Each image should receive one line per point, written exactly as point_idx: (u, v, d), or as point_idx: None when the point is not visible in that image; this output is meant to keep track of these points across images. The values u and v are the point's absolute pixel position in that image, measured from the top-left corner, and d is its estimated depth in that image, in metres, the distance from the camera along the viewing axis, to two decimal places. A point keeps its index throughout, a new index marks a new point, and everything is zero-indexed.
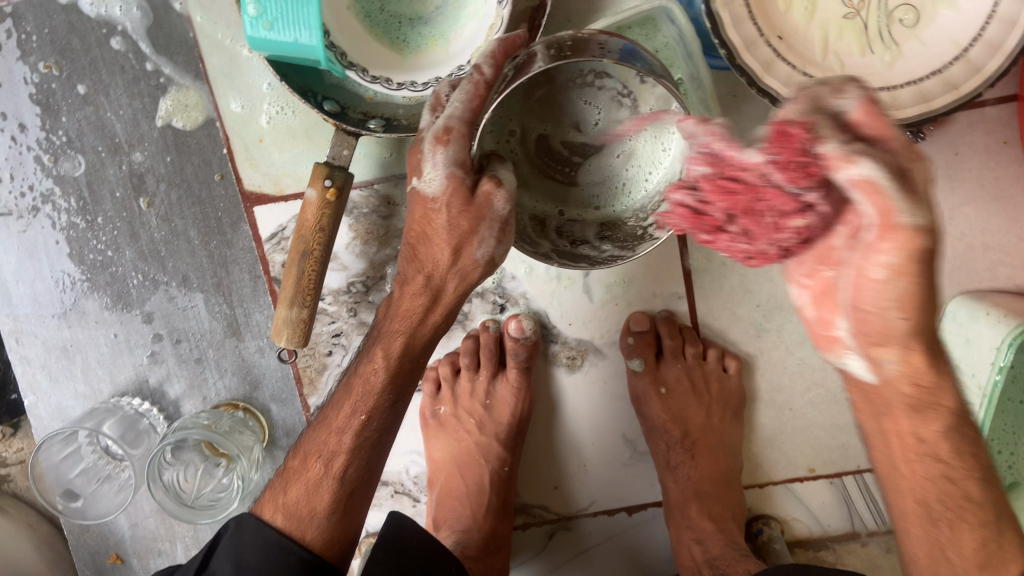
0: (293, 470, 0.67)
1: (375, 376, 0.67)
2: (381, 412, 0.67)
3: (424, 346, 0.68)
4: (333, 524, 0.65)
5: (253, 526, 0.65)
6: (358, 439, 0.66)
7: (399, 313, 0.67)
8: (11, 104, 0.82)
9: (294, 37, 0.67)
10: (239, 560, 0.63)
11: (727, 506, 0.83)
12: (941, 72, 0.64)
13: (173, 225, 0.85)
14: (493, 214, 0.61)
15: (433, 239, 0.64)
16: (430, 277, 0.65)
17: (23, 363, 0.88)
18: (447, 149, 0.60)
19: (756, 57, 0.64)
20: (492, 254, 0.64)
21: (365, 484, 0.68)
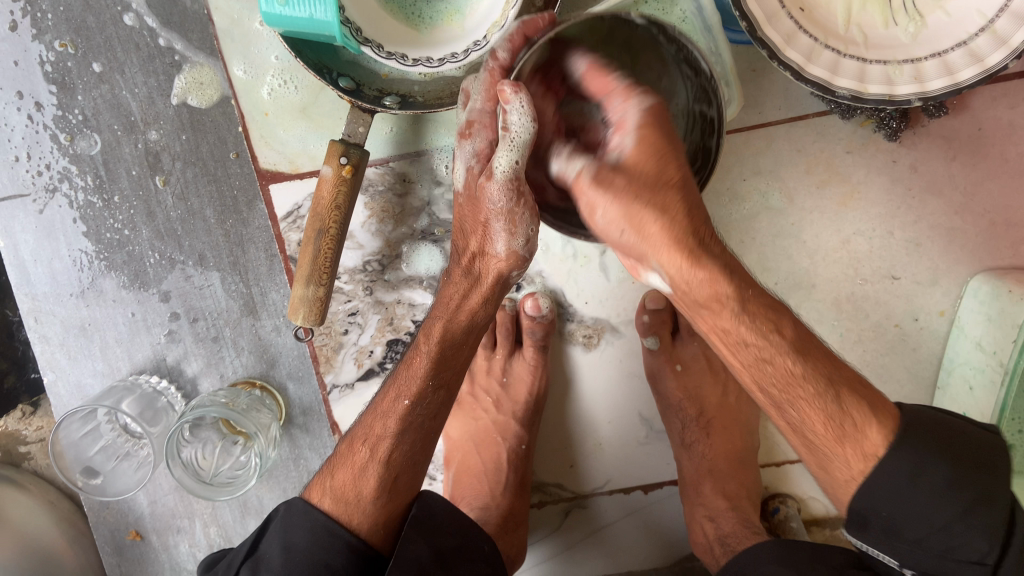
0: (340, 455, 0.68)
1: (418, 362, 0.68)
2: (424, 396, 0.68)
3: (464, 330, 0.70)
4: (379, 508, 0.65)
5: (301, 510, 0.65)
6: (403, 423, 0.67)
7: (446, 303, 0.70)
8: (27, 83, 0.82)
9: (308, 13, 0.67)
10: (287, 543, 0.64)
11: (743, 484, 0.83)
12: (967, 43, 0.62)
13: (189, 203, 0.85)
14: (493, 206, 0.66)
15: (467, 232, 0.69)
16: (467, 264, 0.70)
17: (42, 341, 0.88)
18: (470, 142, 0.67)
19: (777, 29, 0.63)
20: (511, 248, 0.68)
21: (410, 466, 0.68)
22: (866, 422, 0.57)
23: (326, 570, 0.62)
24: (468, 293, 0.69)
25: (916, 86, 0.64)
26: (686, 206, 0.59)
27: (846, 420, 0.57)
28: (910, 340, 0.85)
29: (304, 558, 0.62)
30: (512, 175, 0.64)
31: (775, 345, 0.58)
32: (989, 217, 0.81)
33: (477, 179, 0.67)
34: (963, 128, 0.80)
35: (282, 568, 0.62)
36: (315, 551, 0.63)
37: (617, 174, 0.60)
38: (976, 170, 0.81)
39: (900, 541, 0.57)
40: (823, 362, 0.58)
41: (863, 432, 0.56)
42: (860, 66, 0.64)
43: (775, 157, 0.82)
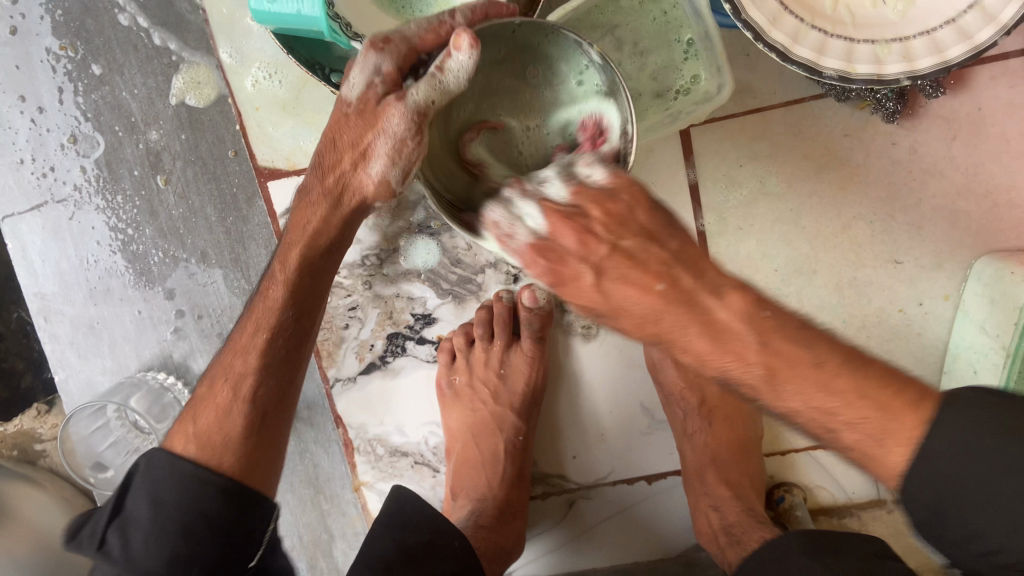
0: (201, 397, 0.66)
1: (275, 292, 0.67)
2: (286, 328, 0.66)
3: (323, 255, 0.68)
4: (249, 448, 0.63)
5: (164, 461, 0.61)
6: (263, 359, 0.65)
7: (303, 226, 0.68)
8: (30, 86, 0.84)
9: (296, 9, 0.67)
10: (155, 497, 0.59)
11: (745, 473, 0.82)
12: (955, 20, 0.61)
13: (190, 202, 0.86)
14: (388, 127, 0.63)
15: (339, 146, 0.66)
16: (331, 182, 0.67)
17: (52, 340, 0.90)
18: (378, 57, 0.61)
19: (762, 11, 0.62)
20: (385, 176, 0.66)
21: (275, 404, 0.66)
22: (873, 447, 0.49)
23: (200, 519, 0.58)
24: (326, 217, 0.67)
25: (906, 66, 0.63)
26: (647, 257, 0.50)
27: (832, 419, 0.49)
28: (916, 325, 0.83)
29: (173, 511, 0.58)
30: (422, 107, 0.61)
31: (753, 372, 0.49)
32: (992, 198, 0.80)
33: (379, 99, 0.63)
34: (962, 108, 0.79)
35: (152, 524, 0.58)
36: (186, 500, 0.59)
37: (598, 234, 0.50)
38: (977, 150, 0.79)
39: (963, 550, 0.47)
40: (807, 381, 0.49)
41: (879, 458, 0.49)
42: (848, 46, 0.63)
43: (771, 141, 0.81)
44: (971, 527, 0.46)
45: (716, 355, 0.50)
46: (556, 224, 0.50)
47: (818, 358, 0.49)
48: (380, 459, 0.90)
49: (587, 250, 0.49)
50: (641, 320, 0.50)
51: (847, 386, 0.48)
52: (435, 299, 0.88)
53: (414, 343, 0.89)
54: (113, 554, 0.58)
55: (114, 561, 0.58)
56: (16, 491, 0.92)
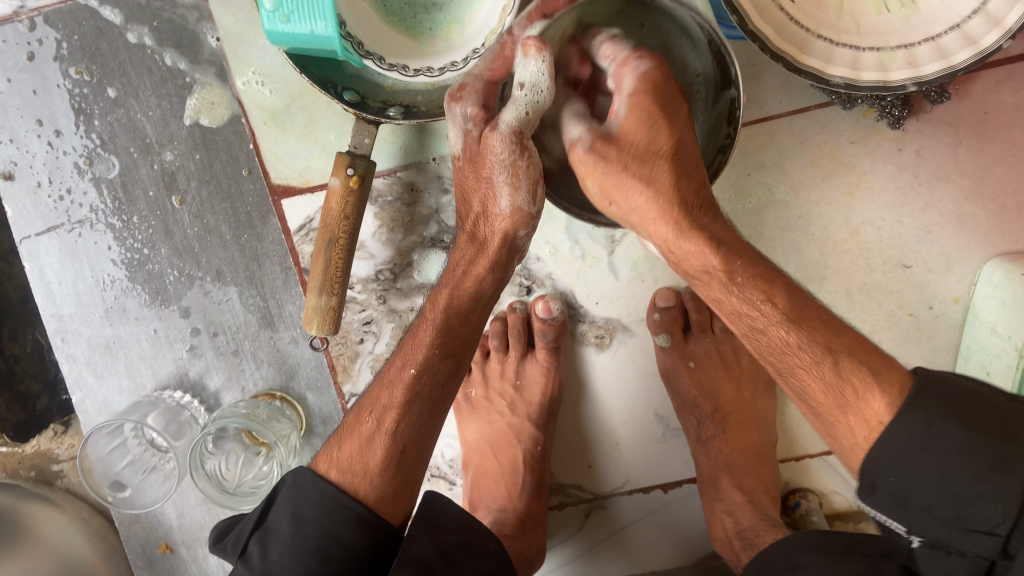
0: (347, 426, 0.69)
1: (425, 332, 0.70)
2: (431, 364, 0.69)
3: (471, 300, 0.71)
4: (386, 481, 0.66)
5: (310, 480, 0.65)
6: (409, 392, 0.68)
7: (454, 271, 0.72)
8: (46, 110, 0.86)
9: (310, 28, 0.68)
10: (296, 514, 0.63)
11: (761, 479, 0.82)
12: (960, 26, 0.62)
13: (204, 221, 0.87)
14: (495, 158, 0.68)
15: (470, 197, 0.72)
16: (473, 229, 0.72)
17: (69, 361, 0.91)
18: (461, 107, 0.68)
19: (768, 22, 0.63)
20: (513, 204, 0.69)
21: (418, 441, 0.69)
22: (864, 394, 0.57)
23: (336, 543, 0.62)
24: (474, 260, 0.72)
25: (911, 71, 0.64)
26: (651, 164, 0.63)
27: (852, 375, 0.58)
28: (927, 329, 0.84)
29: (312, 529, 0.62)
30: (518, 129, 0.67)
31: (767, 311, 0.60)
32: (999, 202, 0.81)
33: (477, 139, 0.69)
34: (968, 113, 0.80)
35: (293, 540, 0.62)
36: (324, 522, 0.63)
37: (608, 145, 0.65)
38: (983, 155, 0.80)
39: (908, 508, 0.54)
40: (818, 329, 0.59)
41: (865, 401, 0.56)
42: (854, 54, 0.64)
43: (779, 150, 0.82)
44: (946, 494, 0.52)
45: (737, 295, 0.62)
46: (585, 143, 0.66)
47: (810, 305, 0.61)
48: None
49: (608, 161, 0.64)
50: (649, 208, 0.63)
51: (839, 344, 0.59)
52: None
53: None
54: (254, 561, 0.62)
55: (253, 569, 0.62)
56: (33, 512, 0.92)
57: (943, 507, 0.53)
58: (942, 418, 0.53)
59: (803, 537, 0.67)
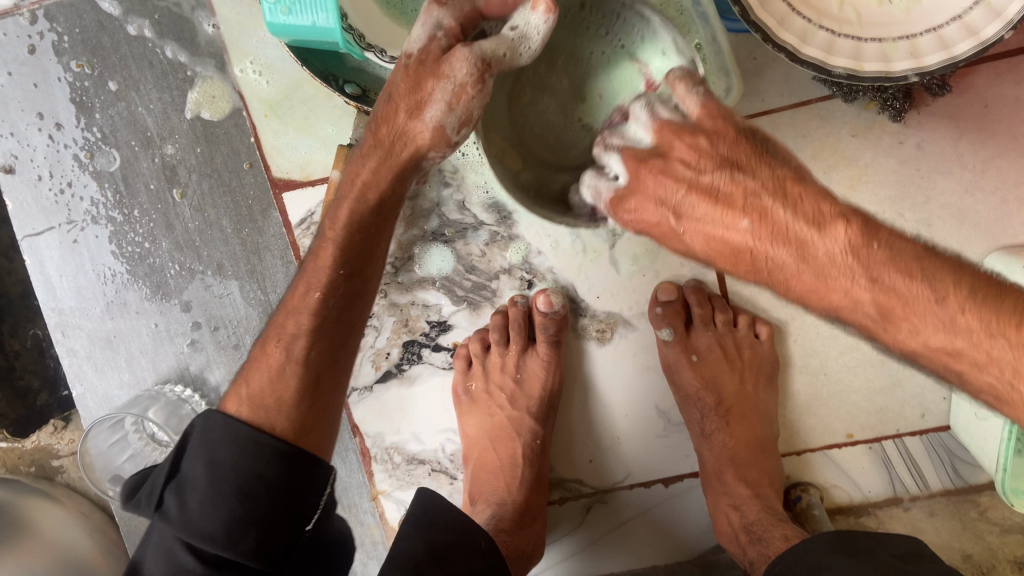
0: (256, 357, 0.69)
1: (327, 251, 0.69)
2: (336, 286, 0.68)
3: (374, 215, 0.70)
4: (300, 411, 0.66)
5: (220, 423, 0.64)
6: (320, 316, 0.68)
7: (355, 182, 0.69)
8: (47, 104, 0.86)
9: (311, 20, 0.67)
10: (212, 459, 0.62)
11: (764, 472, 0.83)
12: (962, 16, 0.62)
13: (205, 214, 0.87)
14: (450, 76, 0.63)
15: (395, 96, 0.66)
16: (387, 134, 0.68)
17: (69, 355, 0.90)
18: (440, 13, 0.63)
19: (771, 13, 0.63)
20: (440, 122, 0.65)
21: (330, 368, 0.69)
22: (999, 351, 0.48)
23: (258, 482, 0.61)
24: (376, 167, 0.69)
25: (914, 61, 0.64)
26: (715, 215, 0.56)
27: (954, 355, 0.50)
28: None
29: (231, 472, 0.61)
30: (486, 57, 0.62)
31: (864, 299, 0.51)
32: (1000, 195, 0.81)
33: (441, 52, 0.64)
34: (969, 106, 0.80)
35: (210, 487, 0.61)
36: (242, 464, 0.62)
37: (660, 206, 0.58)
38: (984, 148, 0.80)
39: None
40: (933, 318, 0.50)
41: (1017, 391, 0.48)
42: (855, 45, 0.64)
43: (780, 143, 0.82)
44: None
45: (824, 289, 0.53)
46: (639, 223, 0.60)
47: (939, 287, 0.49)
48: (397, 467, 0.90)
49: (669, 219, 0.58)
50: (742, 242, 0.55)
51: (966, 317, 0.49)
52: (450, 306, 0.88)
53: (430, 350, 0.89)
54: (172, 514, 0.60)
55: (173, 520, 0.60)
56: (34, 507, 0.92)
57: None
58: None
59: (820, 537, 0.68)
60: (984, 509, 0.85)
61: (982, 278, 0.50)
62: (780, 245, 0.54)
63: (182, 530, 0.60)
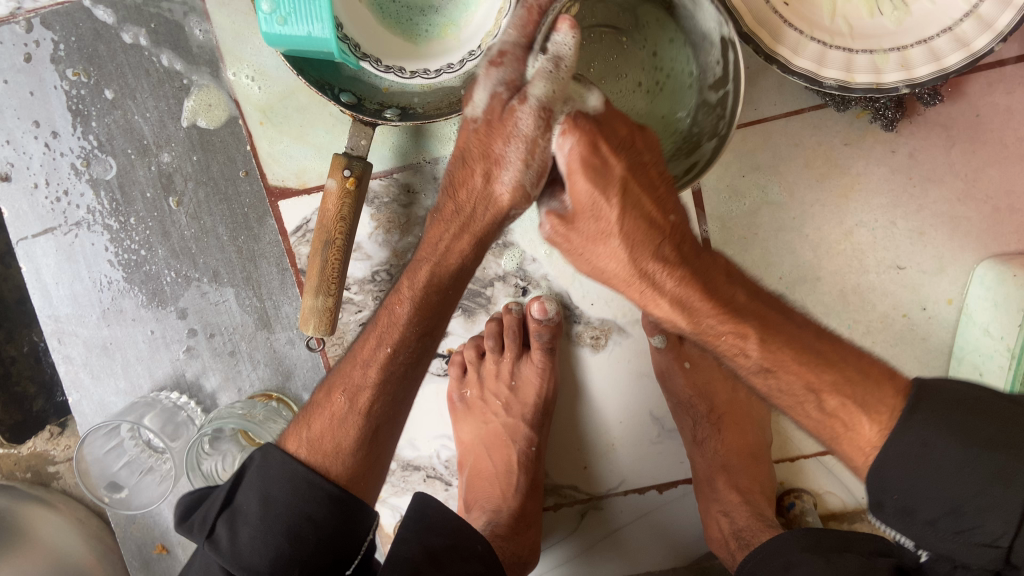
0: (317, 404, 0.70)
1: (399, 308, 0.69)
2: (406, 344, 0.69)
3: (453, 277, 0.69)
4: (358, 460, 0.68)
5: (279, 461, 0.66)
6: (383, 372, 0.69)
7: (436, 246, 0.68)
8: (43, 111, 0.86)
9: (307, 30, 0.68)
10: (266, 495, 0.64)
11: (756, 479, 0.83)
12: (952, 29, 0.63)
13: (202, 222, 0.87)
14: (518, 133, 0.61)
15: (471, 158, 0.64)
16: (462, 202, 0.66)
17: (66, 361, 0.91)
18: (499, 71, 0.60)
19: (765, 27, 0.64)
20: (518, 181, 0.63)
21: (389, 421, 0.70)
22: (855, 413, 0.58)
23: (307, 522, 0.63)
24: (457, 235, 0.67)
25: (903, 74, 0.64)
26: (644, 202, 0.60)
27: (817, 381, 0.59)
28: (920, 330, 0.84)
29: (285, 508, 0.63)
30: (546, 105, 0.59)
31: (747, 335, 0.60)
32: (991, 203, 0.81)
33: (505, 106, 0.61)
34: (961, 115, 0.80)
35: (262, 521, 0.63)
36: (294, 501, 0.64)
37: (612, 161, 0.59)
38: (976, 157, 0.81)
39: (913, 520, 0.54)
40: (787, 351, 0.60)
41: (854, 429, 0.58)
42: (846, 56, 0.65)
43: (773, 152, 0.83)
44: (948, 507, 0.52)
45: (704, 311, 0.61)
46: (580, 154, 0.58)
47: (808, 332, 0.61)
48: (392, 473, 0.90)
49: (610, 180, 0.59)
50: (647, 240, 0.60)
51: (834, 357, 0.60)
52: None
53: None
54: (222, 544, 0.63)
55: (222, 550, 0.62)
56: (29, 513, 0.92)
57: (945, 520, 0.53)
58: (934, 433, 0.53)
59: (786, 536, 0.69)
60: None
61: (824, 331, 0.62)
62: (678, 260, 0.60)
63: (230, 562, 0.62)
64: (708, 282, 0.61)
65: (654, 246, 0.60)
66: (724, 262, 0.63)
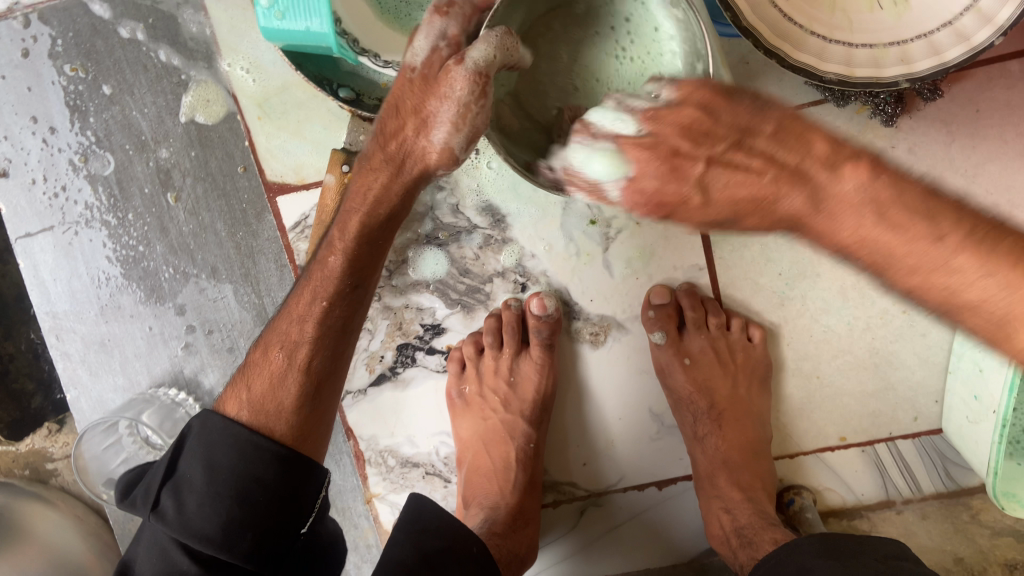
0: (254, 362, 0.68)
1: (332, 261, 0.67)
2: (342, 297, 0.67)
3: (383, 226, 0.68)
4: (299, 418, 0.66)
5: (218, 426, 0.64)
6: (320, 328, 0.66)
7: (365, 194, 0.66)
8: (41, 107, 0.86)
9: (305, 25, 0.68)
10: (210, 462, 0.62)
11: (757, 475, 0.83)
12: (952, 23, 0.62)
13: (200, 218, 0.87)
14: (450, 92, 0.59)
15: (402, 112, 0.62)
16: (393, 151, 0.64)
17: (63, 358, 0.90)
18: (442, 20, 0.60)
19: (765, 19, 0.63)
20: (448, 144, 0.61)
21: (330, 376, 0.68)
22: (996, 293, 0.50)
23: (255, 485, 0.61)
24: (388, 184, 0.65)
25: (903, 68, 0.64)
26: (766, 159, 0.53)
27: (943, 274, 0.51)
28: (920, 326, 0.84)
29: (230, 473, 0.61)
30: (483, 70, 0.58)
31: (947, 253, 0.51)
32: (992, 199, 0.81)
33: (443, 62, 0.60)
34: (960, 111, 0.80)
35: (208, 488, 0.61)
36: (241, 466, 0.62)
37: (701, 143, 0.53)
38: (976, 152, 0.81)
39: None
40: (983, 252, 0.50)
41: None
42: (847, 50, 0.65)
43: None
44: None
45: (836, 227, 0.53)
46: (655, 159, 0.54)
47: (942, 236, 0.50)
48: (391, 470, 0.90)
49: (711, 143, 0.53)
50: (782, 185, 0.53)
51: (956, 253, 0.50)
52: (444, 309, 0.88)
53: (424, 353, 0.89)
54: (168, 515, 0.61)
55: (169, 522, 0.61)
56: (28, 510, 0.92)
57: None
58: None
59: (803, 540, 0.68)
60: (977, 512, 0.85)
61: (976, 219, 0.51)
62: (796, 190, 0.53)
63: (179, 532, 0.60)
64: (828, 204, 0.52)
65: (774, 197, 0.53)
66: (853, 169, 0.52)
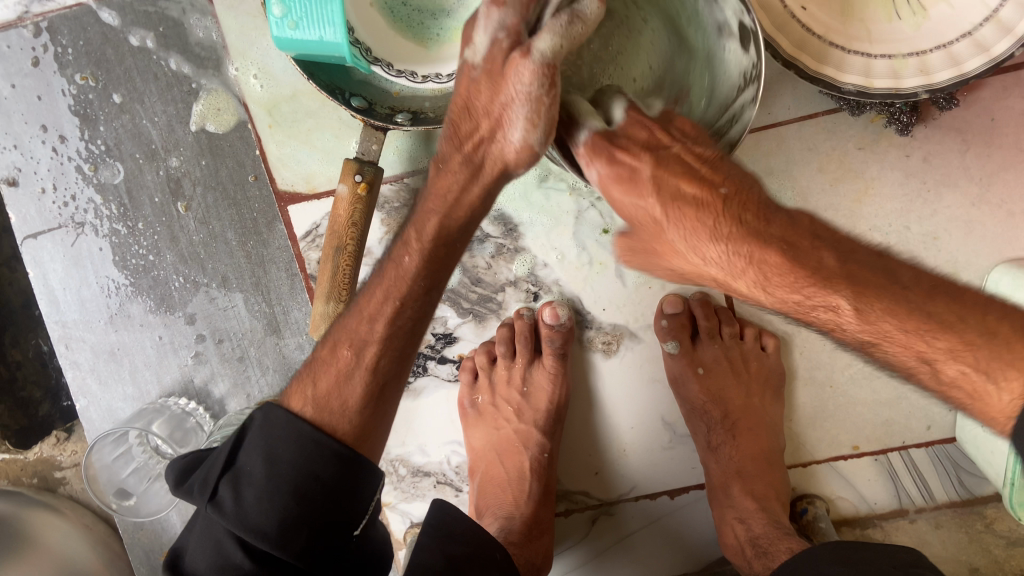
0: (321, 359, 0.67)
1: (408, 259, 0.65)
2: (414, 298, 0.66)
3: (458, 229, 0.66)
4: (366, 417, 0.65)
5: (284, 419, 0.62)
6: (391, 328, 0.66)
7: (440, 196, 0.64)
8: (51, 116, 0.85)
9: (319, 35, 0.67)
10: (270, 455, 0.61)
11: (771, 485, 0.82)
12: (972, 33, 0.62)
13: (210, 227, 0.87)
14: (519, 87, 0.57)
15: (475, 113, 0.60)
16: (469, 152, 0.62)
17: (73, 367, 0.90)
18: (500, 14, 0.57)
19: (786, 34, 0.64)
20: (526, 140, 0.58)
21: (397, 377, 0.68)
22: (979, 380, 0.54)
23: (315, 481, 0.60)
24: (467, 184, 0.63)
25: (923, 78, 0.64)
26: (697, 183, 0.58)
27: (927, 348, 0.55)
28: None
29: (293, 469, 0.60)
30: (551, 61, 0.56)
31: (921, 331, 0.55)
32: (1007, 208, 0.81)
33: (506, 55, 0.57)
34: (975, 119, 0.80)
35: (268, 481, 0.60)
36: (301, 462, 0.61)
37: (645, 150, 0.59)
38: (990, 161, 0.80)
39: None
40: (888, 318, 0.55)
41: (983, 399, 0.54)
42: (866, 62, 0.64)
43: (787, 156, 0.82)
44: None
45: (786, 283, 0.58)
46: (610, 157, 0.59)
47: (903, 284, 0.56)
48: (402, 479, 0.90)
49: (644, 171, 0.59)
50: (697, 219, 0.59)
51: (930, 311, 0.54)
52: (456, 318, 0.88)
53: (435, 362, 0.89)
54: (226, 506, 0.59)
55: (227, 513, 0.59)
56: (36, 520, 0.91)
57: None
58: None
59: (814, 551, 0.68)
60: (990, 521, 0.85)
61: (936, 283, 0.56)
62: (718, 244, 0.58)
63: (236, 523, 0.59)
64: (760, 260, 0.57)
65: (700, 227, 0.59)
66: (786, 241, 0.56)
